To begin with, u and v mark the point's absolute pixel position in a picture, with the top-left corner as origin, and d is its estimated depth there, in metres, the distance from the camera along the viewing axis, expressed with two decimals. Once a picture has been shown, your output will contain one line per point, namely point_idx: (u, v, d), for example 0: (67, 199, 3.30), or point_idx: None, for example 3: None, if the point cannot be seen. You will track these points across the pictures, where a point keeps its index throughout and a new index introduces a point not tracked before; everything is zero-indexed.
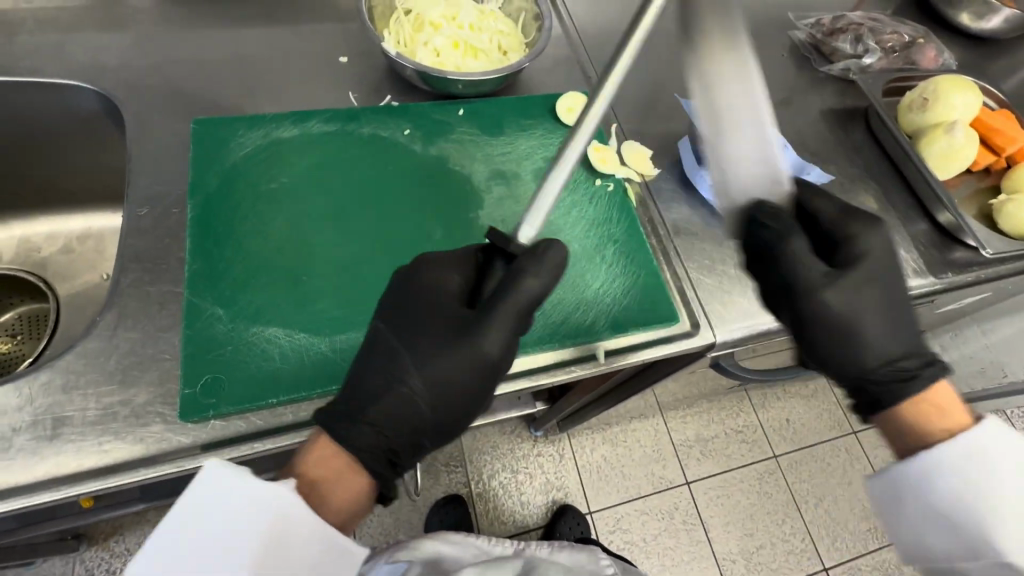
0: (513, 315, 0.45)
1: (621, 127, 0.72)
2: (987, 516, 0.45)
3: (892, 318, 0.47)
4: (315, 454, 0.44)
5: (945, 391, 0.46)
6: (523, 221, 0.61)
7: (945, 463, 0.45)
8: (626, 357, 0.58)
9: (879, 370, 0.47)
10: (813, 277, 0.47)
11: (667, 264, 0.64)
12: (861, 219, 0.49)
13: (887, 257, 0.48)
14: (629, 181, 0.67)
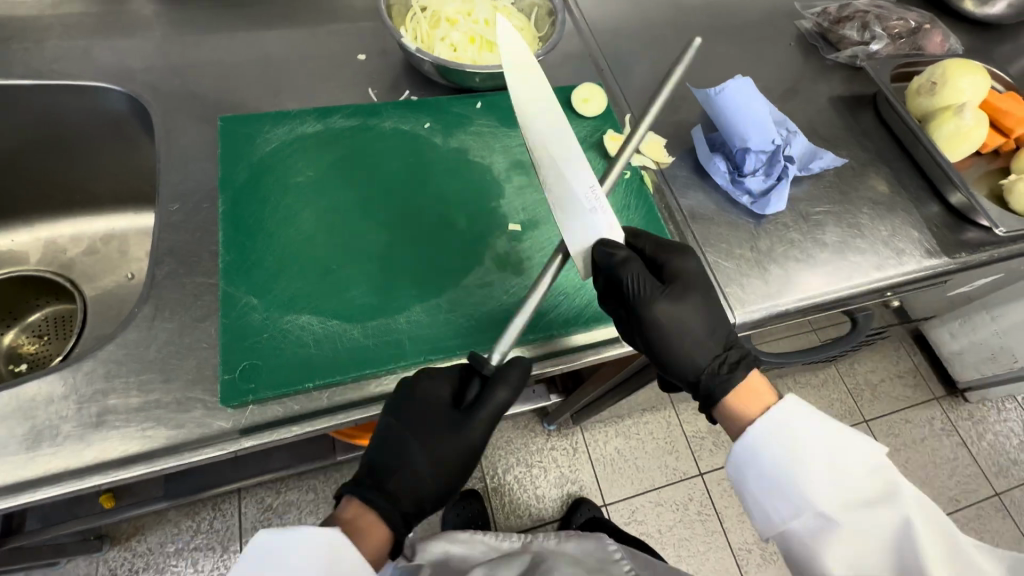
0: (493, 415, 0.50)
1: (634, 116, 0.74)
2: (799, 477, 0.48)
3: (705, 322, 0.53)
4: (346, 511, 0.46)
5: (757, 377, 0.52)
6: (543, 210, 0.62)
7: (762, 431, 0.49)
8: None
9: (709, 365, 0.52)
10: (648, 301, 0.51)
11: None
12: (669, 248, 0.55)
13: (693, 274, 0.54)
14: (645, 169, 0.69)
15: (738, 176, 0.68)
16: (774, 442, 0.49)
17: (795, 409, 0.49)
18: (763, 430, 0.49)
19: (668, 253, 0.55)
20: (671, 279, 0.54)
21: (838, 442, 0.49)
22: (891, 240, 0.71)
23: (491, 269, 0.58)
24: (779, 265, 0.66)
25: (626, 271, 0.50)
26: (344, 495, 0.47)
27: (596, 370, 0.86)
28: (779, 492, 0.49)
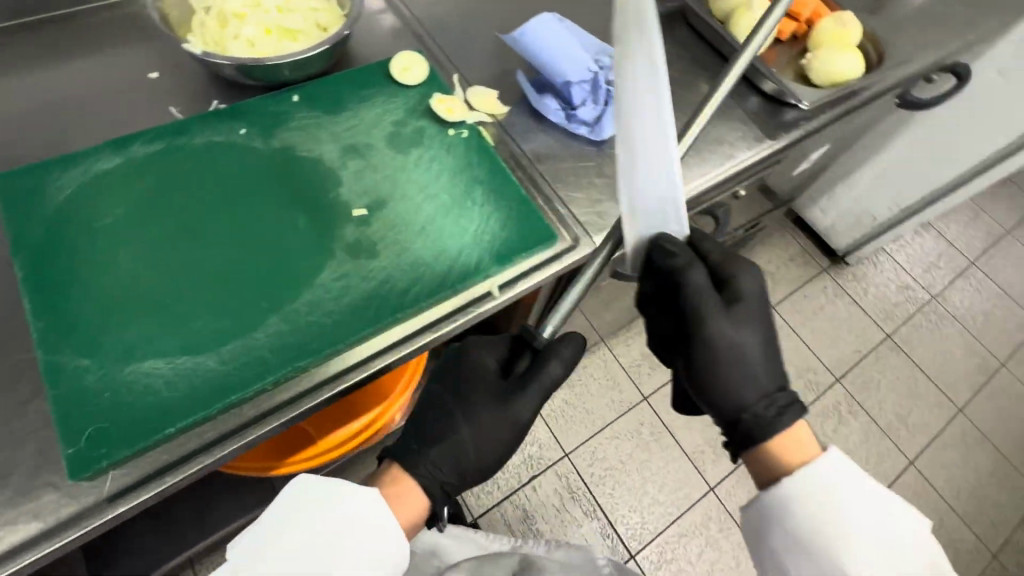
0: (541, 389, 0.60)
1: (463, 74, 0.73)
2: (829, 535, 0.50)
3: (765, 357, 0.55)
4: (393, 471, 0.59)
5: (801, 429, 0.53)
6: (386, 188, 0.61)
7: (812, 483, 0.51)
8: (519, 285, 0.60)
9: (755, 402, 0.54)
10: (704, 316, 0.54)
11: (539, 193, 0.66)
12: (737, 261, 0.57)
13: (756, 297, 0.56)
14: (480, 123, 0.69)
15: (571, 111, 0.70)
16: (815, 500, 0.51)
17: (834, 464, 0.52)
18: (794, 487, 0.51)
19: (740, 269, 0.57)
20: (737, 296, 0.56)
21: (849, 506, 0.51)
22: (723, 137, 0.77)
23: (345, 260, 0.56)
24: None
25: (679, 275, 0.54)
26: (388, 456, 0.60)
27: (508, 319, 0.88)
28: (802, 550, 0.51)
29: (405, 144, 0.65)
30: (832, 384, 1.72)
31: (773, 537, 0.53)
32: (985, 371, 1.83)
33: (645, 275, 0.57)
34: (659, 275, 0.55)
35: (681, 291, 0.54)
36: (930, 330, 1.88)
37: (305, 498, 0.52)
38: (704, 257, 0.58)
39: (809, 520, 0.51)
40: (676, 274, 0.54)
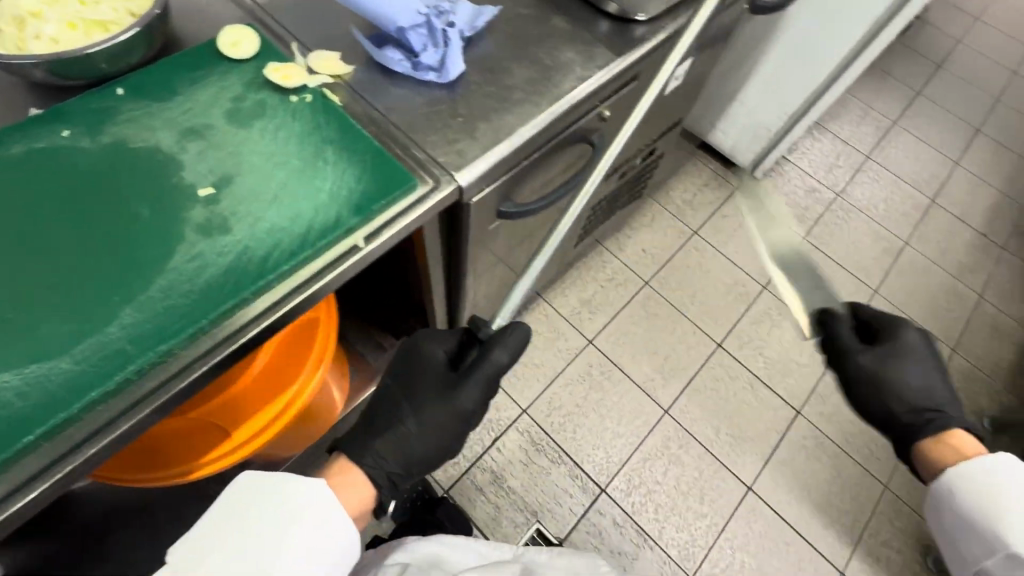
0: (478, 382, 0.76)
1: (301, 41, 0.71)
2: (1003, 513, 0.68)
3: (914, 386, 0.85)
4: (341, 462, 0.77)
5: (969, 441, 0.79)
6: (232, 164, 0.60)
7: (994, 485, 0.69)
8: (386, 233, 0.60)
9: (903, 415, 0.84)
10: (849, 356, 0.87)
11: (394, 142, 0.66)
12: (887, 319, 0.90)
13: (906, 345, 0.87)
14: (324, 86, 0.68)
15: (416, 60, 0.70)
16: (981, 486, 0.70)
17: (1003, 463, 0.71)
18: (963, 471, 0.72)
19: (890, 323, 0.90)
20: (880, 347, 0.88)
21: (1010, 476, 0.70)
22: (575, 61, 0.78)
23: (196, 240, 0.55)
24: (485, 120, 0.70)
25: (839, 346, 0.88)
26: (337, 450, 0.78)
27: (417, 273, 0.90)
28: (982, 512, 0.69)
29: (246, 117, 0.63)
30: (760, 292, 1.82)
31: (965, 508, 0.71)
32: (893, 252, 1.98)
33: (823, 347, 0.90)
34: (828, 341, 0.89)
35: (842, 358, 0.88)
36: (840, 225, 2.01)
37: (266, 486, 0.60)
38: (866, 321, 0.93)
39: (989, 499, 0.69)
40: (840, 343, 0.87)
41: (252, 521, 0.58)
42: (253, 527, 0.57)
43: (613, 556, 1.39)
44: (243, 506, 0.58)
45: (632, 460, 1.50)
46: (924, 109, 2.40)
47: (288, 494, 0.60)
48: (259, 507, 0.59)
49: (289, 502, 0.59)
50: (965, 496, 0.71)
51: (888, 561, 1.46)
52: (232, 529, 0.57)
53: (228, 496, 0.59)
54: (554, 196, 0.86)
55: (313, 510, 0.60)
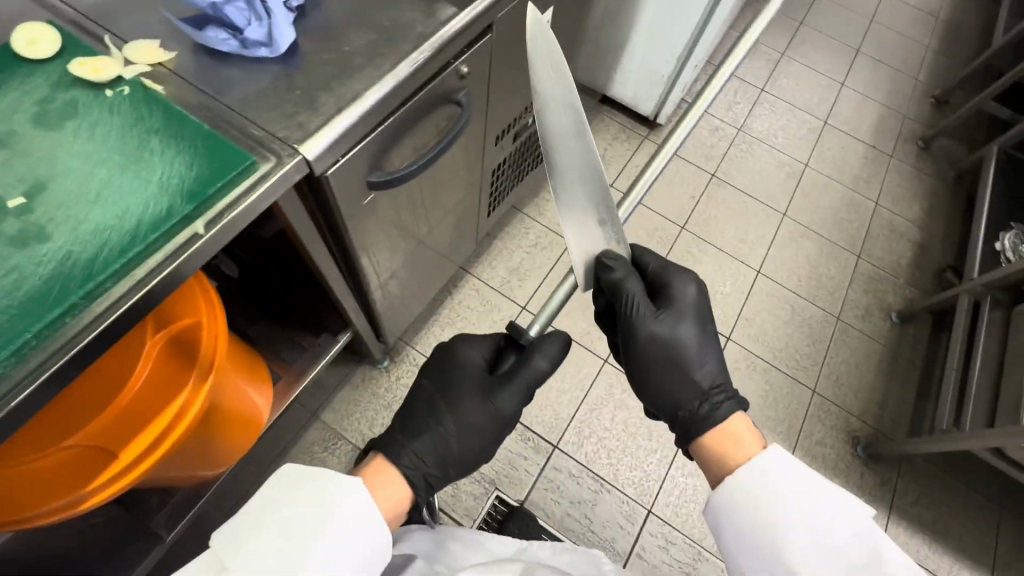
0: (519, 386, 0.79)
1: (115, 33, 0.67)
2: (788, 541, 0.61)
3: (694, 347, 0.75)
4: (374, 463, 0.73)
5: (740, 423, 0.70)
6: (43, 168, 0.56)
7: (759, 482, 0.64)
8: (227, 216, 0.58)
9: (705, 382, 0.73)
10: (635, 318, 0.75)
11: (228, 123, 0.64)
12: (668, 276, 0.79)
13: (687, 305, 0.76)
14: (143, 75, 0.64)
15: (242, 36, 0.67)
16: (760, 505, 0.63)
17: (778, 467, 0.64)
18: (744, 484, 0.64)
19: (676, 281, 0.78)
20: (669, 303, 0.77)
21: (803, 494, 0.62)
22: (418, 19, 0.77)
23: (9, 252, 0.51)
24: (327, 89, 0.68)
25: (615, 284, 0.72)
26: (373, 449, 0.75)
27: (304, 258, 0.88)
28: (761, 553, 0.62)
29: (56, 118, 0.59)
30: (678, 232, 1.89)
31: (723, 524, 0.66)
32: (795, 175, 2.09)
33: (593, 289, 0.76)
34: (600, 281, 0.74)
35: (615, 294, 0.73)
36: (744, 157, 2.11)
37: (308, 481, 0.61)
38: (646, 271, 0.81)
39: (752, 527, 0.63)
40: (615, 281, 0.72)
41: (276, 516, 0.58)
42: (275, 521, 0.58)
43: (574, 506, 1.43)
44: (267, 503, 0.59)
45: (580, 412, 1.54)
46: (807, 38, 2.53)
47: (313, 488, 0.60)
48: (285, 502, 0.59)
49: (311, 496, 0.60)
50: (742, 513, 0.64)
51: (824, 457, 1.57)
52: (266, 528, 0.57)
53: (274, 489, 0.60)
54: (428, 157, 0.85)
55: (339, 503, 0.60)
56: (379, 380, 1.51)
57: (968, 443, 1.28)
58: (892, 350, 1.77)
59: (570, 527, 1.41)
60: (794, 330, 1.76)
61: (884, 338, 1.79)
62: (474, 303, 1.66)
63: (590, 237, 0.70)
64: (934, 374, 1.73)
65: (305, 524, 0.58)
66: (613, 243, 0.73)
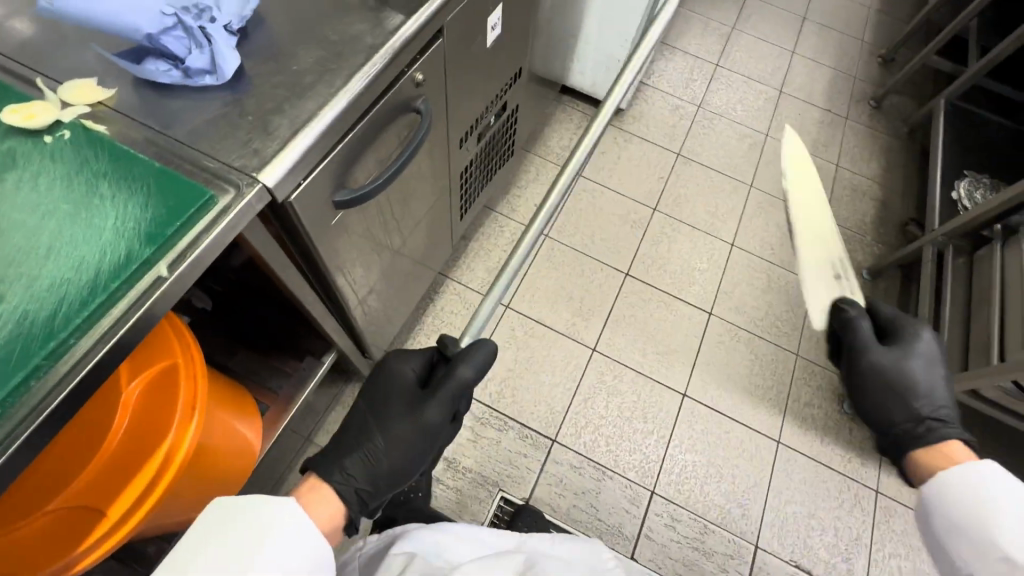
0: (444, 396, 0.82)
1: (47, 75, 0.64)
2: (998, 520, 0.73)
3: (909, 381, 0.93)
4: (308, 484, 0.77)
5: (963, 448, 0.87)
6: None
7: (976, 478, 0.78)
8: (190, 256, 0.56)
9: (921, 413, 0.90)
10: (884, 349, 0.95)
11: (180, 158, 0.61)
12: (903, 325, 0.98)
13: (926, 349, 0.95)
14: (82, 116, 0.61)
15: (183, 65, 0.65)
16: (970, 493, 0.77)
17: (992, 474, 0.78)
18: (956, 476, 0.80)
19: (907, 329, 0.97)
20: (904, 338, 0.97)
21: (1000, 478, 0.77)
22: (366, 30, 0.75)
23: None
24: (280, 113, 0.66)
25: (897, 387, 0.93)
26: (307, 469, 0.78)
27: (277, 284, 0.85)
28: (964, 527, 0.76)
29: None
30: (651, 214, 1.91)
31: (938, 519, 0.80)
32: (758, 146, 2.13)
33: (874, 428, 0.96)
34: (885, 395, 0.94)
35: (886, 393, 0.93)
36: (707, 133, 2.13)
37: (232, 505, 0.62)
38: (876, 350, 0.97)
39: (962, 503, 0.78)
40: (901, 382, 0.93)
41: (214, 538, 0.59)
42: (212, 543, 0.58)
43: (579, 497, 1.44)
44: (201, 528, 0.60)
45: (574, 403, 1.55)
46: (755, 10, 2.57)
47: (250, 507, 0.62)
48: (221, 523, 0.60)
49: (250, 514, 0.61)
50: (957, 494, 0.78)
51: (814, 418, 1.61)
52: (204, 551, 0.58)
53: (199, 521, 0.60)
54: (391, 171, 0.83)
55: (278, 519, 0.62)
56: None
57: (947, 388, 1.33)
58: (867, 306, 1.83)
59: (577, 518, 1.42)
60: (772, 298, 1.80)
61: None
62: (457, 308, 1.65)
63: (795, 268, 0.87)
64: None
65: (245, 542, 0.59)
66: (849, 290, 0.92)
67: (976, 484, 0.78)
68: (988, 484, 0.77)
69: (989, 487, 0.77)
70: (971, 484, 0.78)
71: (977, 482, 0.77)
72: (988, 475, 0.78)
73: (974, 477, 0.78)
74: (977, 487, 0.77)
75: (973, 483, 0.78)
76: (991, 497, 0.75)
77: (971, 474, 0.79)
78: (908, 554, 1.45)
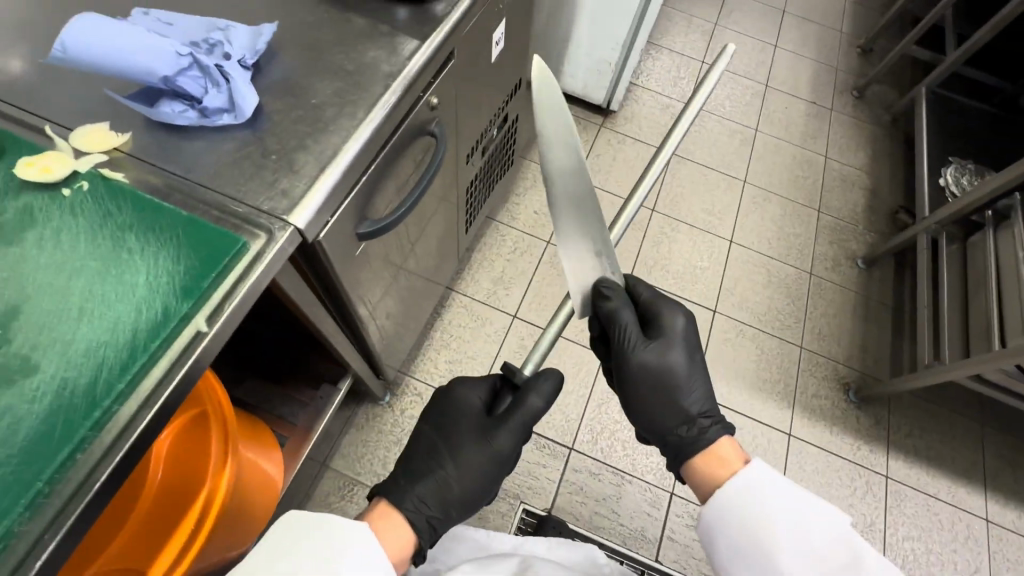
0: (515, 425, 0.79)
1: (56, 122, 0.61)
2: (772, 548, 0.63)
3: (686, 372, 0.78)
4: (376, 509, 0.73)
5: (728, 446, 0.73)
6: (13, 291, 0.51)
7: (741, 482, 0.67)
8: (228, 307, 0.54)
9: (693, 409, 0.76)
10: (630, 353, 0.77)
11: (206, 204, 0.59)
12: (661, 304, 0.80)
13: (682, 326, 0.80)
14: (99, 164, 0.59)
15: (200, 106, 0.62)
16: (737, 507, 0.66)
17: (760, 471, 0.68)
18: (729, 501, 0.67)
19: (661, 302, 0.80)
20: (661, 329, 0.79)
21: (813, 518, 0.65)
22: (381, 57, 0.74)
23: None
24: (304, 149, 0.64)
25: (687, 435, 0.75)
26: (377, 495, 0.74)
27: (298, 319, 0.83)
28: (742, 549, 0.66)
29: (13, 231, 0.53)
30: (649, 215, 1.92)
31: (710, 538, 0.69)
32: (749, 142, 2.16)
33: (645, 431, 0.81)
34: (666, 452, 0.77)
35: (672, 423, 0.77)
36: (698, 131, 2.15)
37: (309, 525, 0.62)
38: (637, 299, 0.81)
39: (731, 519, 0.67)
40: (693, 442, 0.74)
41: (285, 548, 0.60)
42: (282, 553, 0.59)
43: (600, 503, 1.45)
44: (276, 537, 0.61)
45: (588, 410, 1.56)
46: (736, 5, 2.59)
47: (319, 522, 0.62)
48: (294, 534, 0.61)
49: (318, 530, 0.61)
50: (729, 523, 0.66)
51: (822, 408, 1.64)
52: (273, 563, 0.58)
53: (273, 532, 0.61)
54: (412, 198, 0.81)
55: (343, 538, 0.60)
56: (383, 417, 1.47)
57: (950, 374, 1.37)
58: (864, 294, 1.87)
59: (600, 524, 1.42)
60: (772, 292, 1.83)
61: (855, 283, 1.89)
62: (464, 320, 1.64)
63: (586, 271, 0.70)
64: (904, 311, 1.84)
65: (308, 557, 0.59)
66: (609, 270, 0.74)
67: (759, 485, 0.67)
68: (791, 500, 0.66)
69: (781, 520, 0.65)
70: (757, 481, 0.67)
71: (757, 486, 0.67)
72: (784, 491, 0.67)
73: (748, 472, 0.67)
74: (750, 480, 0.67)
75: (748, 483, 0.67)
76: (777, 499, 0.66)
77: (745, 476, 0.67)
78: (921, 535, 1.49)
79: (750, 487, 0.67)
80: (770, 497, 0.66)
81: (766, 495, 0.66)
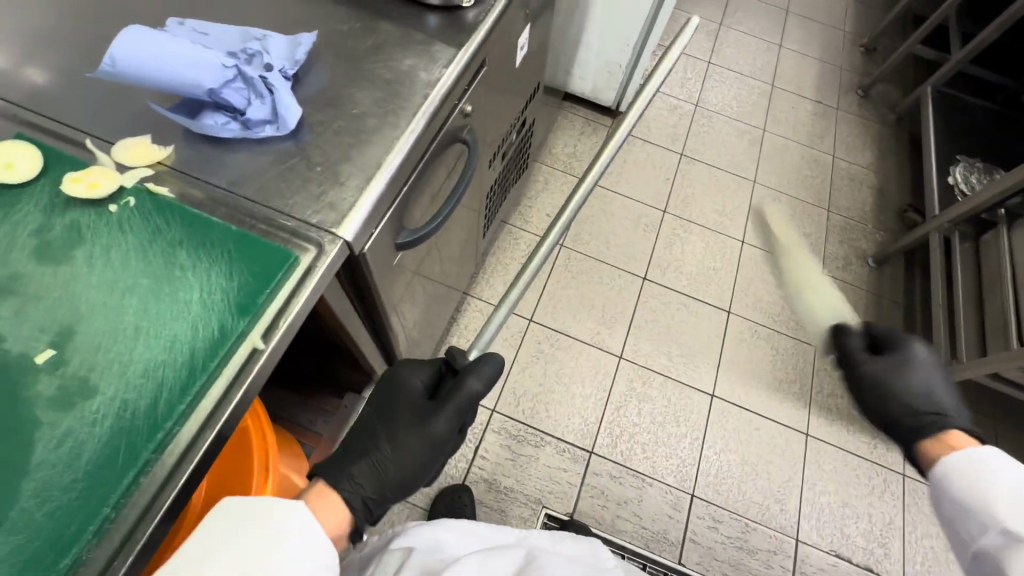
0: (455, 407, 0.75)
1: (96, 135, 0.60)
2: (996, 508, 0.69)
3: (923, 380, 0.94)
4: (314, 489, 0.68)
5: (963, 440, 0.85)
6: (65, 310, 0.50)
7: (967, 454, 0.76)
8: (282, 323, 0.53)
9: (928, 406, 0.91)
10: (861, 361, 0.98)
11: (254, 220, 0.58)
12: (895, 340, 1.00)
13: (918, 359, 0.97)
14: (145, 179, 0.58)
15: (244, 118, 0.62)
16: (963, 473, 0.75)
17: (993, 453, 0.75)
18: (954, 466, 0.76)
19: (896, 338, 1.00)
20: (900, 357, 0.97)
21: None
22: (418, 66, 0.73)
23: (56, 418, 0.45)
24: (348, 161, 0.63)
25: (917, 429, 0.89)
26: (313, 475, 0.70)
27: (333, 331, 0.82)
28: (970, 511, 0.72)
29: (62, 248, 0.52)
30: (662, 217, 1.93)
31: (939, 505, 0.77)
32: (757, 142, 2.16)
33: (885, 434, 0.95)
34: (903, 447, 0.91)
35: (901, 419, 0.91)
36: (708, 132, 2.16)
37: (251, 511, 0.55)
38: (871, 335, 1.04)
39: (956, 483, 0.75)
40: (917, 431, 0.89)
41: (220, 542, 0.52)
42: (215, 549, 0.52)
43: (622, 507, 1.45)
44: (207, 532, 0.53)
45: (607, 413, 1.55)
46: (742, 6, 2.60)
47: (257, 510, 0.55)
48: (226, 526, 0.53)
49: (258, 520, 0.54)
50: (958, 485, 0.74)
51: (839, 407, 1.65)
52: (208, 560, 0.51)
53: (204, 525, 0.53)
54: (448, 208, 0.80)
55: (285, 527, 0.54)
56: None
57: (969, 373, 1.38)
58: (875, 293, 1.88)
59: (623, 527, 1.42)
60: None
61: (866, 283, 1.90)
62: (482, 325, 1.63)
63: (820, 312, 0.99)
64: (916, 310, 1.85)
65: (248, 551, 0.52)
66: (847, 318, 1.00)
67: (987, 461, 0.74)
68: (1022, 471, 0.72)
69: (1010, 488, 0.70)
70: (983, 457, 0.75)
71: (985, 458, 0.74)
72: (1014, 464, 0.73)
73: (978, 453, 0.75)
74: (978, 456, 0.75)
75: (980, 459, 0.74)
76: (1005, 469, 0.72)
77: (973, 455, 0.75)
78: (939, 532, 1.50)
79: (980, 461, 0.74)
80: (998, 470, 0.72)
81: (995, 464, 0.73)
